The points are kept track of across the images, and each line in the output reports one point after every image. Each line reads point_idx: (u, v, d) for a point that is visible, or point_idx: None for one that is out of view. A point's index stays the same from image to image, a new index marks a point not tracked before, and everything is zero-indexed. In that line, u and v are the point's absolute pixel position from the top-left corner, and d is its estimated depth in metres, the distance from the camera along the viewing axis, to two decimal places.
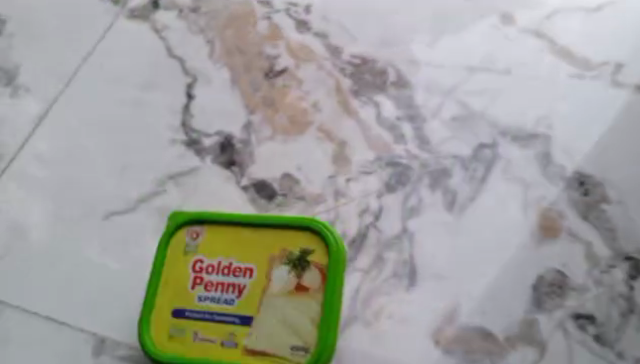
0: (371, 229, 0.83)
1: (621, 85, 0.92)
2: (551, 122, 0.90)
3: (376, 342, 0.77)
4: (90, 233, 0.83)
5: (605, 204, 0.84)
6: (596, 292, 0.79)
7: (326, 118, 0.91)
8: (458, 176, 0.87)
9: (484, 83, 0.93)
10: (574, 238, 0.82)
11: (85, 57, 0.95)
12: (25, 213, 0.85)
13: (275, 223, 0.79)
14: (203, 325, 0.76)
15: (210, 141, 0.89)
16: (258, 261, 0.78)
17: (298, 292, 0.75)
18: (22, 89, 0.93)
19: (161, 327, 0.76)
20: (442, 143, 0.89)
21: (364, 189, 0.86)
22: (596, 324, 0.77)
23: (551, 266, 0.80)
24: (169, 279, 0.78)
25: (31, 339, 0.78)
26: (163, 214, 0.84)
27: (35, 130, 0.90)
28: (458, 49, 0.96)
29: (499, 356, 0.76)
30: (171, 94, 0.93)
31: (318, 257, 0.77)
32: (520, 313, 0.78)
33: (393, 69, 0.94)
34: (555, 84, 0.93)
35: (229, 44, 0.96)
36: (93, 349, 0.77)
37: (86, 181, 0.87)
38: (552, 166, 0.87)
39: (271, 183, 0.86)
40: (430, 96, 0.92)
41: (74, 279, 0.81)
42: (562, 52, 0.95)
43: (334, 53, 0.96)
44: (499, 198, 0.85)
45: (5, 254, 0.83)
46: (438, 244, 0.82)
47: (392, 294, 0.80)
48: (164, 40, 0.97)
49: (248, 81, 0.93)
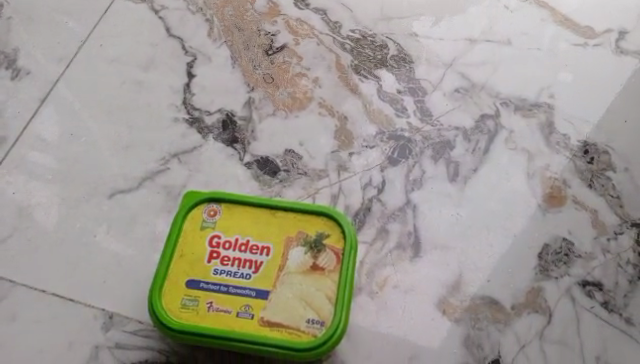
0: (374, 203, 0.83)
1: (624, 53, 0.92)
2: (554, 92, 0.90)
3: (383, 313, 0.77)
4: (94, 213, 0.83)
5: (610, 171, 0.84)
6: (603, 260, 0.79)
7: (326, 93, 0.90)
8: (460, 147, 0.86)
9: (486, 54, 0.93)
10: (579, 206, 0.82)
11: (84, 40, 0.95)
12: (30, 194, 0.85)
13: (286, 208, 0.72)
14: (218, 296, 0.68)
15: (213, 118, 0.89)
16: (276, 240, 0.71)
17: (317, 271, 0.69)
18: (23, 71, 0.92)
19: (175, 296, 0.68)
20: (443, 115, 0.89)
21: (367, 163, 0.86)
22: (604, 291, 0.77)
23: (558, 235, 0.80)
24: (184, 253, 0.70)
25: (41, 317, 0.78)
26: (169, 192, 0.85)
27: (37, 111, 0.90)
28: (459, 20, 0.95)
29: (505, 324, 0.76)
30: (172, 73, 0.92)
31: (333, 241, 0.71)
32: (524, 283, 0.78)
33: (393, 43, 0.94)
34: (558, 54, 0.92)
35: (227, 22, 0.96)
36: (104, 325, 0.77)
37: (89, 162, 0.87)
38: (556, 134, 0.87)
39: (274, 159, 0.86)
40: (431, 69, 0.92)
41: (80, 260, 0.81)
42: (565, 20, 0.94)
43: (333, 28, 0.95)
44: (502, 168, 0.85)
45: (12, 234, 0.82)
46: (441, 215, 0.82)
47: (396, 265, 0.79)
48: (163, 20, 0.96)
49: (246, 59, 0.93)
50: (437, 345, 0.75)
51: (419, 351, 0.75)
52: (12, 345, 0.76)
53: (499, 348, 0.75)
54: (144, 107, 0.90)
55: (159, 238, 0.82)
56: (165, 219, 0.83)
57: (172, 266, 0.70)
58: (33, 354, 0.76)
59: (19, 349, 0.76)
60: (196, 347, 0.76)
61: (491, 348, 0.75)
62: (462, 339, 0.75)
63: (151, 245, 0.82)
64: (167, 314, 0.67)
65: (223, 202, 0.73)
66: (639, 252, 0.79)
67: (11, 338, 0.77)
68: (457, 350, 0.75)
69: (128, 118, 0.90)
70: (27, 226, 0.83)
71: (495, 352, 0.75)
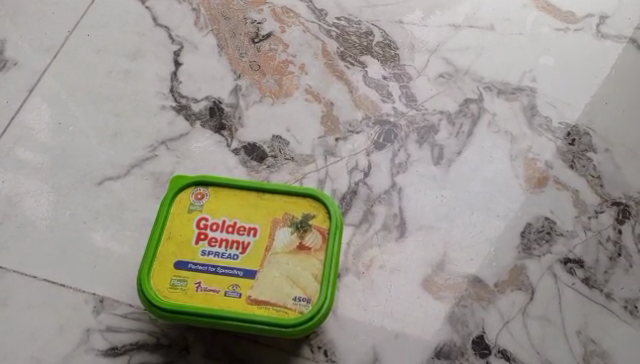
0: (360, 187, 0.84)
1: (605, 37, 0.93)
2: (536, 76, 0.91)
3: (370, 293, 0.78)
4: (84, 201, 0.84)
5: (591, 152, 0.85)
6: (584, 237, 0.81)
7: (312, 80, 0.91)
8: (444, 131, 0.88)
9: (469, 40, 0.94)
10: (561, 186, 0.84)
11: (71, 31, 0.95)
12: (19, 182, 0.85)
13: (272, 190, 0.74)
14: (206, 276, 0.70)
15: (200, 105, 0.90)
16: (263, 221, 0.72)
17: (303, 250, 0.70)
18: (11, 62, 0.92)
19: (164, 277, 0.70)
20: (428, 100, 0.90)
21: (353, 147, 0.87)
22: (584, 268, 0.79)
23: (540, 214, 0.82)
24: (172, 235, 0.71)
25: (33, 301, 0.79)
26: (158, 178, 0.85)
27: (25, 101, 0.90)
28: (442, 6, 0.96)
29: (489, 302, 0.78)
30: (160, 62, 0.93)
31: (320, 221, 0.72)
32: (508, 261, 0.80)
33: (378, 30, 0.95)
34: (540, 39, 0.94)
35: (213, 12, 0.96)
36: (94, 309, 0.78)
37: (78, 150, 0.87)
38: (539, 117, 0.88)
39: (261, 145, 0.87)
40: (416, 55, 0.93)
41: (71, 245, 0.82)
42: (547, 6, 0.96)
43: (319, 15, 0.96)
44: (485, 151, 0.86)
45: (2, 222, 0.83)
46: (426, 197, 0.84)
47: (382, 246, 0.81)
48: (150, 10, 0.97)
49: (233, 47, 0.94)
50: (422, 323, 0.77)
51: (404, 329, 0.77)
52: (4, 330, 0.77)
53: (483, 324, 0.77)
54: (132, 96, 0.91)
55: (148, 223, 0.83)
56: (154, 204, 0.84)
57: (161, 248, 0.71)
58: (24, 338, 0.77)
59: (12, 333, 0.77)
60: (186, 328, 0.77)
61: (475, 324, 0.77)
62: (446, 316, 0.77)
63: (140, 230, 0.83)
64: (156, 294, 0.69)
65: (211, 185, 0.74)
66: (618, 230, 0.81)
67: (3, 323, 0.78)
68: (441, 328, 0.77)
69: (117, 107, 0.90)
70: (18, 214, 0.83)
71: (480, 328, 0.76)
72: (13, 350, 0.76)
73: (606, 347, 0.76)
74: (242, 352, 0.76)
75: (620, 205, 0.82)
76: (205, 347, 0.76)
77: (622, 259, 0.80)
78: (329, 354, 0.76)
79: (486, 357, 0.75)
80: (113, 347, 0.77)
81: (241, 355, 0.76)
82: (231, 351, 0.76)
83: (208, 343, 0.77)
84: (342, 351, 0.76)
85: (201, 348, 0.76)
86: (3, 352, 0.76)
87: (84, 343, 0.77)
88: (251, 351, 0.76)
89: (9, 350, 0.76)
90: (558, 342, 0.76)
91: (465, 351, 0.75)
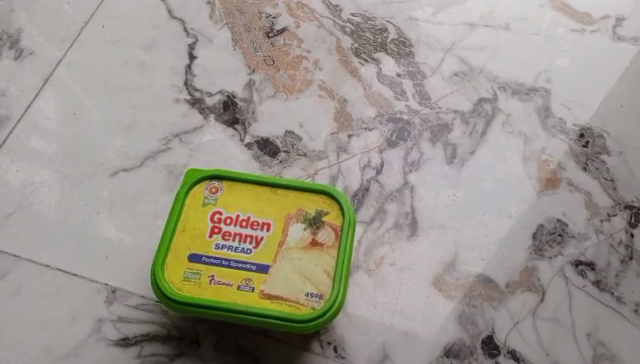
0: (372, 184, 0.85)
1: (620, 39, 0.93)
2: (551, 76, 0.91)
3: (380, 290, 0.79)
4: (97, 192, 0.85)
5: (604, 154, 0.85)
6: (596, 240, 0.81)
7: (326, 77, 0.92)
8: (458, 130, 0.88)
9: (484, 39, 0.94)
10: (573, 188, 0.84)
11: (86, 22, 0.95)
12: (32, 172, 0.86)
13: (286, 185, 0.74)
14: (219, 270, 0.70)
15: (213, 99, 0.90)
16: (276, 216, 0.73)
17: (316, 247, 0.71)
18: (26, 51, 0.93)
19: (177, 269, 0.70)
20: (442, 98, 0.90)
21: (366, 145, 0.87)
22: (596, 270, 0.79)
23: (552, 216, 0.82)
24: (186, 228, 0.72)
25: (45, 291, 0.79)
26: (170, 171, 0.86)
27: (40, 91, 0.91)
28: (458, 5, 0.96)
29: (499, 302, 0.78)
30: (174, 54, 0.93)
31: (332, 218, 0.72)
32: (519, 262, 0.80)
33: (393, 27, 0.95)
34: (555, 39, 0.93)
35: (228, 5, 0.97)
36: (106, 299, 0.79)
37: (92, 141, 0.88)
38: (553, 118, 0.88)
39: (274, 140, 0.88)
40: (431, 53, 0.93)
41: (84, 236, 0.82)
42: (563, 7, 0.95)
43: (333, 11, 0.96)
44: (498, 151, 0.86)
45: (15, 211, 0.83)
46: (439, 197, 0.84)
47: (393, 244, 0.81)
48: (165, 2, 0.97)
49: (247, 41, 0.94)
50: (431, 321, 0.77)
51: (414, 327, 0.77)
52: (16, 319, 0.78)
53: (493, 325, 0.77)
54: (147, 88, 0.91)
55: (161, 215, 0.83)
56: (166, 196, 0.84)
57: (175, 241, 0.71)
58: (36, 327, 0.78)
59: (24, 321, 0.78)
60: (197, 321, 0.78)
61: (485, 324, 0.77)
62: (456, 315, 0.77)
63: (153, 222, 0.83)
64: (170, 286, 0.69)
65: (225, 179, 0.75)
66: (631, 233, 0.81)
67: (15, 311, 0.78)
68: (451, 327, 0.77)
69: (131, 99, 0.91)
70: (30, 203, 0.84)
71: (489, 328, 0.77)
72: (25, 338, 0.77)
73: (615, 349, 0.76)
74: (253, 346, 0.76)
75: (632, 208, 0.82)
76: (216, 340, 0.77)
77: (633, 262, 0.80)
78: (339, 350, 0.76)
79: (495, 357, 0.75)
80: (124, 337, 0.77)
81: (252, 349, 0.76)
82: (242, 344, 0.76)
83: (219, 337, 0.77)
84: (351, 347, 0.76)
85: (212, 340, 0.77)
86: (15, 340, 0.77)
87: (95, 334, 0.77)
88: (261, 345, 0.76)
89: (21, 337, 0.77)
90: (568, 344, 0.76)
91: (474, 350, 0.76)
